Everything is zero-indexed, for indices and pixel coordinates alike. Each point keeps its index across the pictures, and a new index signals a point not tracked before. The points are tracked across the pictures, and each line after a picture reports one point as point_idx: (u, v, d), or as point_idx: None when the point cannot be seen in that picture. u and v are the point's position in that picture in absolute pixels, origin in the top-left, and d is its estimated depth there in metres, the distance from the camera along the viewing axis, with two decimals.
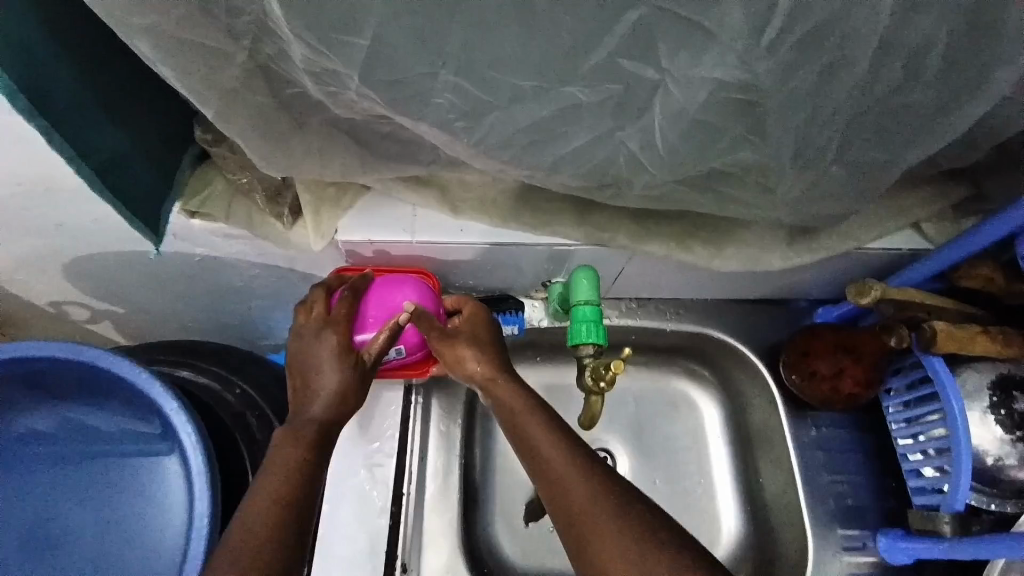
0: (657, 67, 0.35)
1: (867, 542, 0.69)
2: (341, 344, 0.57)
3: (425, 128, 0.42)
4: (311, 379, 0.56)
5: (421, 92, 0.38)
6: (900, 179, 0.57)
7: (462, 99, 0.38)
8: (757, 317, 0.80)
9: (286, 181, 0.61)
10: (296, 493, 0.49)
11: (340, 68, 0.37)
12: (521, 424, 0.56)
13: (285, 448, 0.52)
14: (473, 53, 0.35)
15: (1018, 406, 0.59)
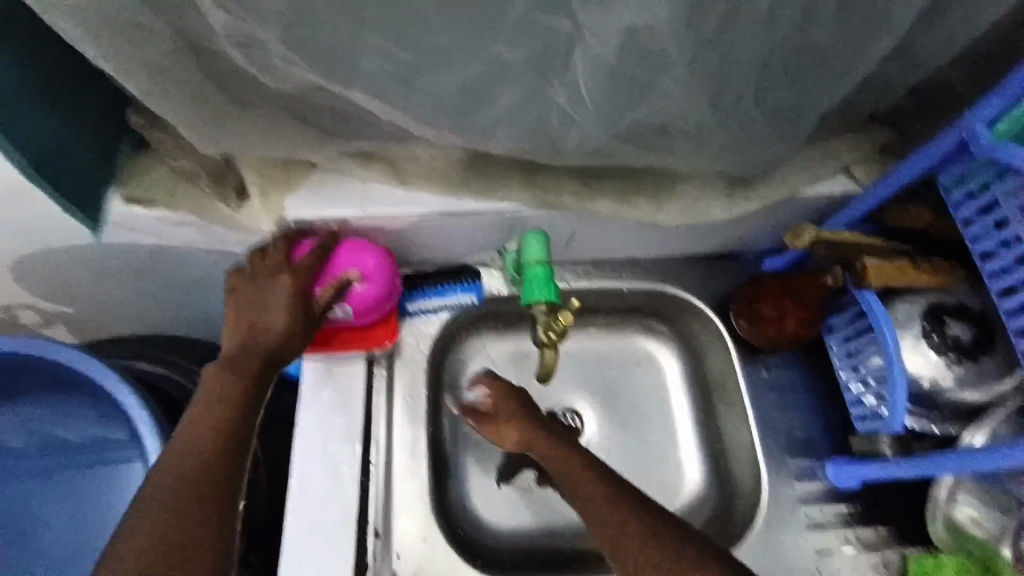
0: (571, 19, 0.35)
1: (816, 471, 0.74)
2: (292, 287, 0.59)
3: (355, 95, 0.41)
4: (261, 319, 0.58)
5: (347, 57, 0.37)
6: (828, 124, 0.59)
7: (392, 64, 0.38)
8: (707, 270, 0.83)
9: (229, 162, 0.59)
10: (229, 430, 0.52)
11: (261, 35, 0.36)
12: (561, 464, 0.61)
13: (225, 380, 0.55)
14: (396, 12, 0.34)
15: (950, 331, 0.62)
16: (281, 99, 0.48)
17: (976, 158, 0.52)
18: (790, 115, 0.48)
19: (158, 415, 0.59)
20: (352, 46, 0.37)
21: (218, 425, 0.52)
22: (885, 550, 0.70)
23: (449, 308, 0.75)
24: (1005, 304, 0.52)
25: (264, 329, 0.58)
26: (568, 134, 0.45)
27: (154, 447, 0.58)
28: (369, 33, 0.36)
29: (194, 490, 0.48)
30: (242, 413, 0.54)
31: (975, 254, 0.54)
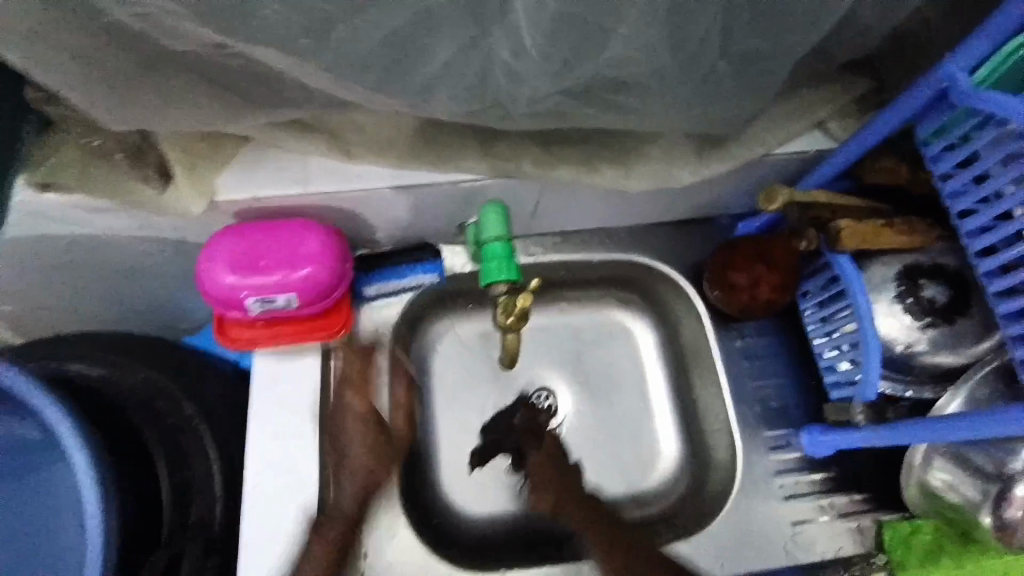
0: None
1: (791, 439, 0.73)
2: (365, 418, 0.64)
3: (263, 51, 0.36)
4: (342, 455, 0.62)
5: (246, 2, 0.33)
6: (800, 75, 0.55)
7: (295, 11, 0.34)
8: (680, 238, 0.79)
9: (148, 138, 0.54)
10: (332, 550, 0.59)
11: None
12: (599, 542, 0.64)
13: (325, 529, 0.59)
14: None
15: (925, 293, 0.60)
16: (192, 61, 0.42)
17: (955, 109, 0.49)
18: (760, 64, 0.44)
19: (83, 425, 0.52)
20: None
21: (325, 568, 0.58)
22: (861, 517, 0.71)
23: (409, 288, 0.71)
24: (984, 265, 0.49)
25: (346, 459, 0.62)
26: (516, 92, 0.41)
27: (81, 461, 0.51)
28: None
29: None
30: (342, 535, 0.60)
31: (954, 212, 0.51)
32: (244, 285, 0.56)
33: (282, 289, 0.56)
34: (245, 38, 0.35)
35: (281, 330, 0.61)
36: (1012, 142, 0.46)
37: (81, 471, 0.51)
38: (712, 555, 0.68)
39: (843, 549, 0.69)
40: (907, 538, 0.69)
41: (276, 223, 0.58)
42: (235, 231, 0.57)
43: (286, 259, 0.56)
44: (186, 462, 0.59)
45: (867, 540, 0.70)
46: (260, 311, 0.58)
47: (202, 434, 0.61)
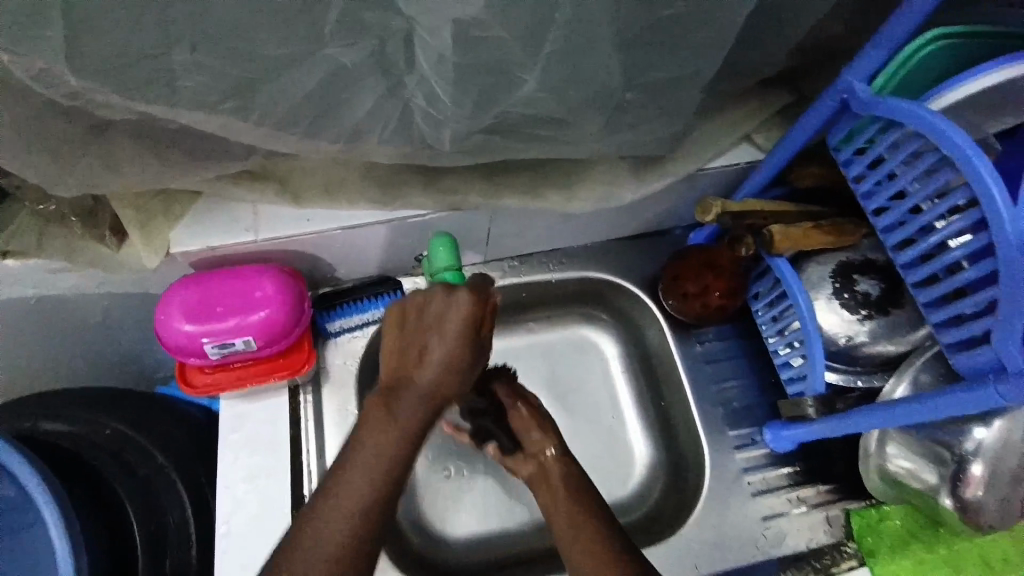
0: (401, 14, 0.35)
1: (756, 437, 0.75)
2: (472, 316, 0.49)
3: (187, 114, 0.39)
4: (424, 326, 0.50)
5: (164, 75, 0.37)
6: (718, 93, 0.59)
7: (214, 78, 0.37)
8: (636, 251, 0.82)
9: (101, 200, 0.56)
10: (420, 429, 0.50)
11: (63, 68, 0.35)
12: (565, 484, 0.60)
13: (387, 423, 0.49)
14: (202, 23, 0.35)
15: (859, 287, 0.64)
16: (133, 128, 0.45)
17: (857, 116, 0.52)
18: (665, 91, 0.47)
19: (52, 480, 0.53)
20: (160, 62, 0.36)
21: (374, 482, 0.47)
22: (829, 507, 0.72)
23: (374, 322, 0.72)
24: (902, 258, 0.51)
25: (430, 371, 0.49)
26: (438, 130, 0.44)
27: (52, 516, 0.52)
28: (177, 48, 0.35)
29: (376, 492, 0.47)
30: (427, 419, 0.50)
31: (869, 209, 0.53)
32: (200, 331, 0.57)
33: (239, 333, 0.58)
34: (170, 102, 0.38)
35: (244, 372, 0.63)
36: (911, 142, 0.48)
37: (51, 524, 0.52)
38: (676, 564, 0.69)
39: (815, 540, 0.71)
40: (875, 525, 0.71)
41: (235, 268, 0.60)
42: (188, 279, 0.59)
43: (240, 303, 0.58)
44: (160, 511, 0.60)
45: (835, 530, 0.72)
46: (221, 356, 0.60)
47: (175, 482, 0.61)
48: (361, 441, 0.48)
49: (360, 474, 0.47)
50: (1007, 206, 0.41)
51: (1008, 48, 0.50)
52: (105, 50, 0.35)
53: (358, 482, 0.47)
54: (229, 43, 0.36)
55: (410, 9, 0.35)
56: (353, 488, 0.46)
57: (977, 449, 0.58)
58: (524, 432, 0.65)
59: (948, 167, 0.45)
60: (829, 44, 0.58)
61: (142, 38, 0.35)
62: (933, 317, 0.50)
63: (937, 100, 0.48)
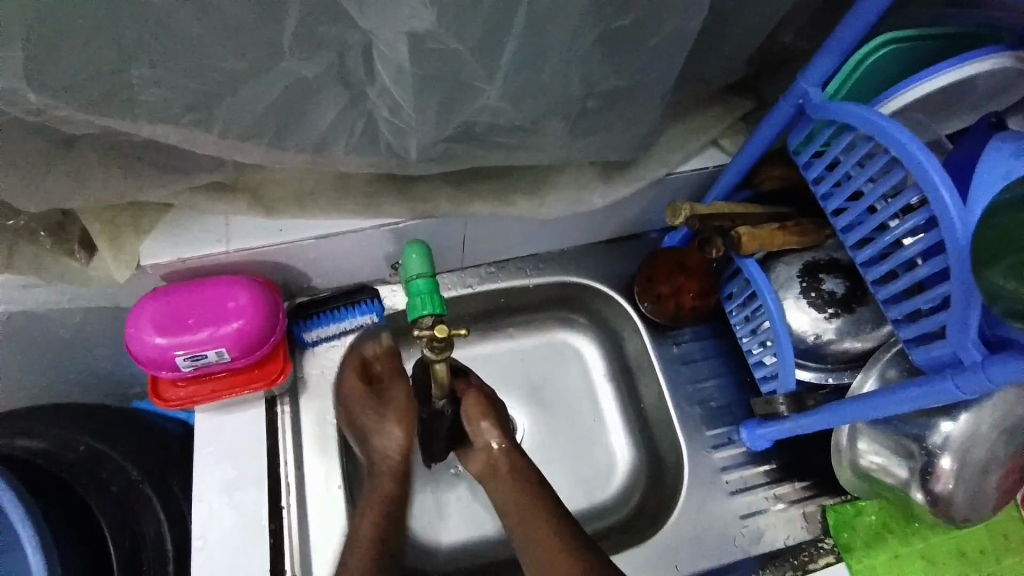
0: (357, 27, 0.36)
1: (732, 436, 0.76)
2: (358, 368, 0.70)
3: (148, 128, 0.40)
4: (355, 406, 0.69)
5: (123, 90, 0.37)
6: (681, 98, 0.60)
7: (175, 92, 0.38)
8: (612, 255, 0.83)
9: (70, 214, 0.56)
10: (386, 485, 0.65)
11: (18, 85, 0.36)
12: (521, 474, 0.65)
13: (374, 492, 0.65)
14: (157, 39, 0.35)
15: (825, 286, 0.66)
16: (99, 144, 0.45)
17: (813, 120, 0.54)
18: (625, 99, 0.49)
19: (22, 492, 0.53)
20: (121, 78, 0.37)
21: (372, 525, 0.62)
22: (806, 503, 0.73)
23: (351, 330, 0.72)
24: (861, 256, 0.52)
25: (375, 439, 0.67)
26: (404, 141, 0.45)
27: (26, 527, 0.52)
28: (136, 63, 0.36)
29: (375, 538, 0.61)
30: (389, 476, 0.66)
31: (828, 211, 0.55)
32: (172, 344, 0.57)
33: (211, 345, 0.58)
34: (132, 116, 0.39)
35: (218, 385, 0.63)
36: (863, 144, 0.50)
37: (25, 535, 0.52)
38: (658, 565, 0.69)
39: (792, 537, 0.72)
40: (851, 520, 0.72)
41: (209, 280, 0.60)
42: (160, 293, 0.59)
43: (213, 315, 0.58)
44: (134, 527, 0.59)
45: (812, 526, 0.73)
46: (194, 369, 0.60)
47: (150, 497, 0.61)
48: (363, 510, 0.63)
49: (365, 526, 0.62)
50: (955, 205, 0.43)
51: (954, 51, 0.52)
52: (61, 69, 0.35)
53: (362, 533, 0.62)
54: (187, 59, 0.36)
55: (367, 24, 0.36)
56: (360, 539, 0.61)
57: (945, 442, 0.58)
58: (473, 423, 0.65)
59: (898, 168, 0.47)
60: (786, 49, 0.60)
61: (101, 54, 0.35)
62: (892, 313, 0.51)
63: (887, 104, 0.50)
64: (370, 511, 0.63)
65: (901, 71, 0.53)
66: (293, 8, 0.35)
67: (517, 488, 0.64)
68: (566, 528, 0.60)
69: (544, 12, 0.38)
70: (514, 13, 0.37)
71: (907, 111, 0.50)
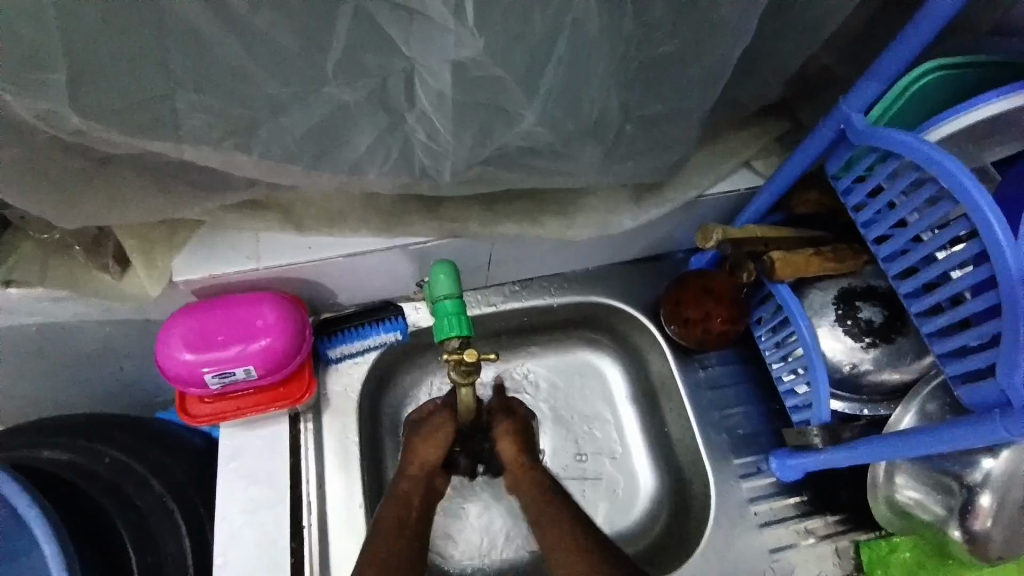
0: (401, 55, 0.37)
1: (761, 465, 0.73)
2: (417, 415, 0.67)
3: (187, 149, 0.40)
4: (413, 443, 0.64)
5: (167, 116, 0.38)
6: (716, 121, 0.59)
7: (218, 116, 0.38)
8: (637, 275, 0.81)
9: (105, 229, 0.57)
10: (414, 502, 0.60)
11: (63, 107, 0.36)
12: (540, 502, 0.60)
13: (394, 508, 0.59)
14: (204, 68, 0.36)
15: (862, 314, 0.64)
16: (136, 162, 0.46)
17: (855, 145, 0.52)
18: (660, 125, 0.49)
19: (44, 500, 0.52)
20: (164, 102, 0.37)
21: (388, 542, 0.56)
22: (838, 538, 0.71)
23: (374, 347, 0.72)
24: (905, 286, 0.50)
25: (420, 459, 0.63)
26: (439, 164, 0.45)
27: (46, 537, 0.51)
28: (179, 88, 0.36)
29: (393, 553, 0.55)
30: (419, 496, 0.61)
31: (870, 238, 0.53)
32: (200, 359, 0.57)
33: (239, 362, 0.58)
34: (172, 138, 0.39)
35: (244, 402, 0.63)
36: (909, 172, 0.48)
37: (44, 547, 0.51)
38: None
39: (823, 573, 0.70)
40: (886, 556, 0.70)
41: (237, 296, 0.61)
42: (189, 309, 0.59)
43: (241, 332, 0.58)
44: (158, 543, 0.58)
45: (845, 562, 0.70)
46: (221, 385, 0.60)
47: (173, 512, 0.60)
48: (384, 526, 0.57)
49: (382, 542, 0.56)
50: (1007, 238, 0.41)
51: (1001, 80, 0.51)
52: (110, 95, 0.36)
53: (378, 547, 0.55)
54: (231, 85, 0.37)
55: (411, 51, 0.36)
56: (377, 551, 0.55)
57: (985, 479, 0.56)
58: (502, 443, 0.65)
59: (948, 198, 0.45)
60: (824, 74, 0.59)
61: (147, 79, 0.36)
62: (937, 347, 0.49)
63: (934, 132, 0.48)
64: (386, 526, 0.57)
65: (945, 100, 0.52)
66: (339, 37, 0.35)
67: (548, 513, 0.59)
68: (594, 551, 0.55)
69: (586, 40, 0.38)
70: (557, 43, 0.38)
71: (954, 140, 0.49)
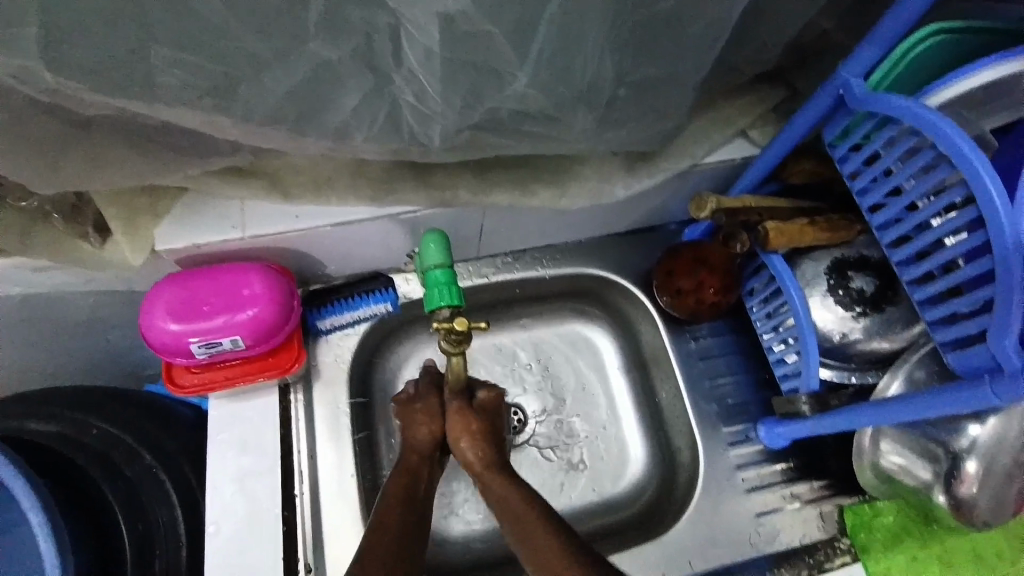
0: (387, 10, 0.35)
1: (749, 434, 0.74)
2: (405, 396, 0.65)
3: (165, 110, 0.38)
4: (407, 426, 0.63)
5: (142, 74, 0.36)
6: (714, 87, 0.57)
7: (195, 75, 0.37)
8: (630, 246, 0.81)
9: (84, 197, 0.55)
10: (417, 476, 0.60)
11: (32, 63, 0.34)
12: (508, 499, 0.57)
13: (399, 481, 0.59)
14: (180, 23, 0.34)
15: (853, 284, 0.64)
16: (116, 126, 0.44)
17: (854, 111, 0.52)
18: (656, 90, 0.47)
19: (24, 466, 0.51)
20: (140, 59, 0.35)
21: (397, 516, 0.55)
22: (822, 503, 0.72)
23: (364, 319, 0.71)
24: (898, 255, 0.50)
25: (420, 439, 0.62)
26: (427, 129, 0.44)
27: (31, 501, 0.50)
28: (155, 44, 0.35)
29: (401, 530, 0.54)
30: (422, 470, 0.61)
31: (864, 206, 0.53)
32: (186, 330, 0.56)
33: (226, 333, 0.57)
34: (149, 98, 0.37)
35: (231, 372, 0.62)
36: (907, 138, 0.47)
37: (30, 511, 0.50)
38: (668, 561, 0.69)
39: (808, 536, 0.71)
40: (870, 521, 0.71)
41: (223, 266, 0.59)
42: (173, 278, 0.58)
43: (228, 301, 0.57)
44: (148, 513, 0.58)
45: (828, 525, 0.72)
46: (207, 356, 0.59)
47: (164, 482, 0.60)
48: (389, 504, 0.56)
49: (387, 518, 0.55)
50: (1003, 204, 0.41)
51: (1003, 44, 0.50)
52: (82, 51, 0.34)
53: (384, 523, 0.54)
54: (208, 41, 0.35)
55: (397, 6, 0.35)
56: (384, 525, 0.54)
57: (972, 446, 0.56)
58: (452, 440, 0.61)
59: (944, 164, 0.44)
60: (824, 38, 0.58)
61: (120, 34, 0.34)
62: (928, 315, 0.49)
63: (933, 97, 0.47)
64: (391, 502, 0.57)
65: (946, 66, 0.51)
66: None
67: (516, 509, 0.56)
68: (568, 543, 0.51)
69: None
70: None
71: (952, 106, 0.48)
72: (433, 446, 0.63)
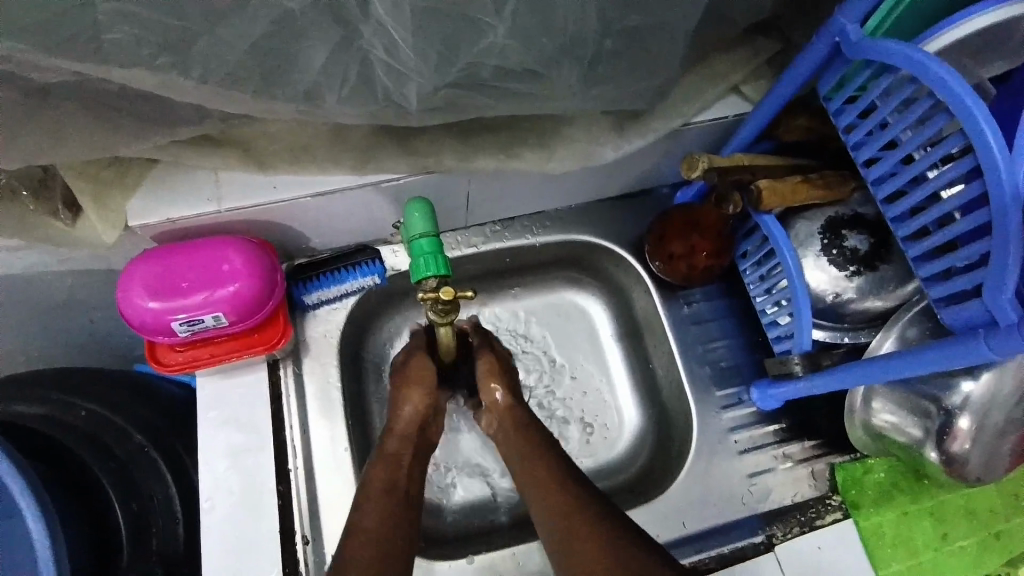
0: None
1: (742, 397, 0.74)
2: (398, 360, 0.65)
3: (119, 71, 0.36)
4: (399, 394, 0.62)
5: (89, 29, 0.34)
6: (705, 40, 0.55)
7: (147, 30, 0.35)
8: (621, 211, 0.79)
9: (51, 169, 0.52)
10: (403, 456, 0.59)
11: None
12: (525, 440, 0.60)
13: (379, 466, 0.58)
14: None
15: (848, 243, 0.63)
16: (74, 93, 0.42)
17: (850, 61, 0.50)
18: (643, 41, 0.45)
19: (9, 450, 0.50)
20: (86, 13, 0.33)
21: (384, 508, 0.55)
22: (814, 461, 0.73)
23: (353, 292, 0.70)
24: (891, 210, 0.49)
25: (403, 418, 0.61)
26: (403, 88, 0.42)
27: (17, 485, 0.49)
28: None
29: (392, 523, 0.54)
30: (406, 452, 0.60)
31: (859, 161, 0.51)
32: (165, 308, 0.55)
33: (208, 309, 0.56)
34: (100, 57, 0.35)
35: (217, 349, 0.61)
36: (904, 88, 0.46)
37: (19, 495, 0.49)
38: (661, 523, 0.69)
39: (800, 494, 0.72)
40: (859, 478, 0.71)
41: (202, 241, 0.58)
42: (150, 255, 0.56)
43: (207, 278, 0.56)
44: (143, 490, 0.58)
45: (820, 484, 0.72)
46: (190, 333, 0.58)
47: (156, 460, 0.60)
48: (370, 493, 0.56)
49: (373, 514, 0.54)
50: (1001, 152, 0.39)
51: None
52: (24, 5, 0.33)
53: (371, 517, 0.54)
54: None
55: None
56: (370, 522, 0.54)
57: (964, 403, 0.56)
58: (482, 380, 0.62)
59: (942, 114, 0.43)
60: None
61: None
62: (922, 271, 0.49)
63: (933, 42, 0.45)
64: (370, 496, 0.56)
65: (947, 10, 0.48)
66: None
67: (529, 463, 0.58)
68: (579, 495, 0.54)
69: None
70: None
71: (952, 51, 0.46)
72: (415, 421, 0.61)
